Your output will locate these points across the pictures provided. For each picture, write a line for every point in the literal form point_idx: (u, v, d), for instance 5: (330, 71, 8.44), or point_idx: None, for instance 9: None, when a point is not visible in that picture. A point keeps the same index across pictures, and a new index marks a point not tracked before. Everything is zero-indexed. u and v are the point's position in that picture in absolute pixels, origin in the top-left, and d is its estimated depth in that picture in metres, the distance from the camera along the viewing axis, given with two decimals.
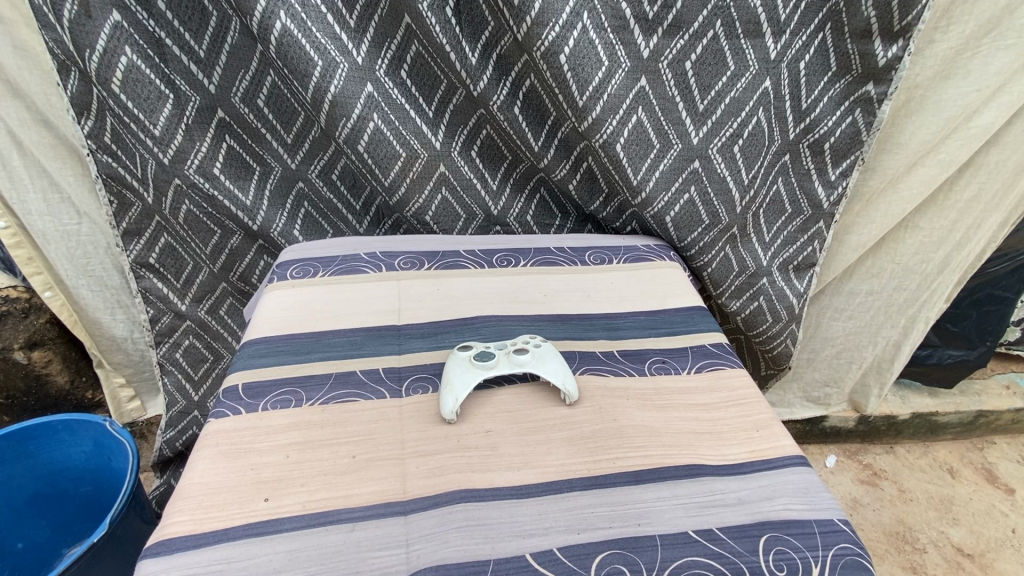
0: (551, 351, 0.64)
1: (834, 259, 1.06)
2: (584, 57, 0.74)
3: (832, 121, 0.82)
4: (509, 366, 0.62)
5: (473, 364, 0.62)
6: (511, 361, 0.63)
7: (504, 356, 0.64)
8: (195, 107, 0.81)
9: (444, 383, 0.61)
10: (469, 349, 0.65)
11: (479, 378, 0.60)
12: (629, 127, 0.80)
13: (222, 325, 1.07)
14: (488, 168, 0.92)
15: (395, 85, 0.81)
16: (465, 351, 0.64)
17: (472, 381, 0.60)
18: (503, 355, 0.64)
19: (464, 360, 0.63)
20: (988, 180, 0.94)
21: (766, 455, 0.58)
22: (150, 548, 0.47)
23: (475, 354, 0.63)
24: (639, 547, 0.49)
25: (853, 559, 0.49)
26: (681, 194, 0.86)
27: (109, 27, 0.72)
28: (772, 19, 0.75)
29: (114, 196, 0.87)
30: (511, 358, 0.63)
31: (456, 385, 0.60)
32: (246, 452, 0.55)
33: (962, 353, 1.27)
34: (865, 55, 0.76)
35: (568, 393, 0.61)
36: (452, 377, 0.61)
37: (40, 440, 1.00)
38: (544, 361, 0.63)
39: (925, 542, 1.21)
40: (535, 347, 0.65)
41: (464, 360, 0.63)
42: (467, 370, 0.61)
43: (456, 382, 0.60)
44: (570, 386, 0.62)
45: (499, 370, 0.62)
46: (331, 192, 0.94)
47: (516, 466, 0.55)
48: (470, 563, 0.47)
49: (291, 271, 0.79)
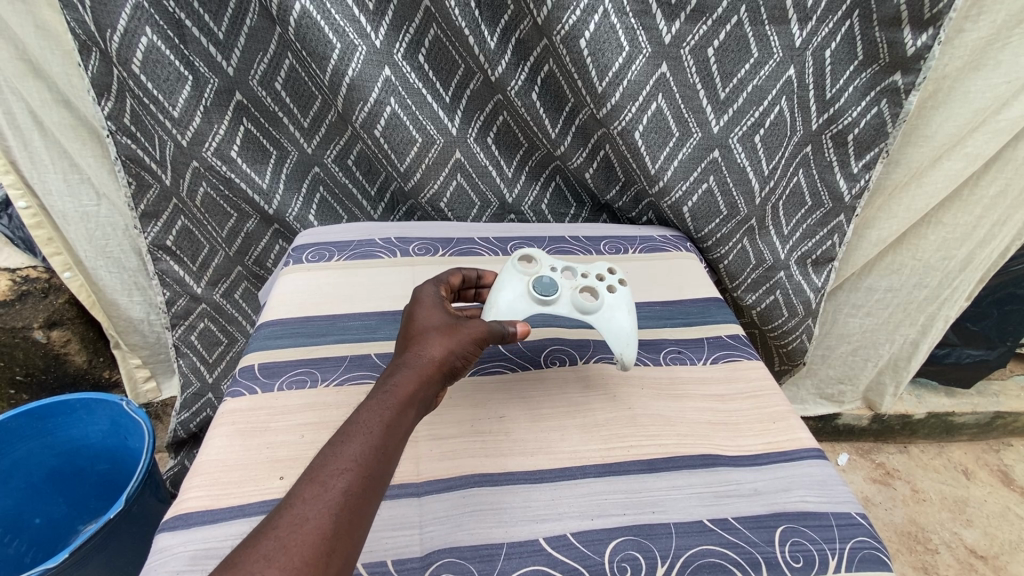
0: (618, 302, 0.64)
1: (853, 254, 1.04)
2: (604, 42, 0.73)
3: (857, 112, 0.80)
4: (567, 307, 0.63)
5: (530, 295, 0.62)
6: (573, 306, 0.63)
7: (565, 293, 0.63)
8: (213, 89, 0.81)
9: (500, 300, 0.62)
10: (530, 273, 0.64)
11: (529, 311, 0.62)
12: (649, 115, 0.79)
13: (236, 308, 1.07)
14: (503, 155, 0.92)
15: (412, 69, 0.80)
16: (524, 273, 0.64)
17: (519, 313, 0.61)
18: (566, 290, 0.63)
19: (522, 285, 0.63)
20: (1015, 176, 0.92)
21: (783, 447, 0.57)
22: (167, 522, 0.48)
23: (538, 282, 0.63)
24: (653, 535, 0.49)
25: (870, 553, 0.48)
26: (699, 184, 0.85)
27: (130, 7, 0.72)
28: (798, 5, 0.73)
29: (132, 177, 0.88)
30: (575, 302, 0.63)
31: (501, 307, 0.61)
32: (261, 431, 0.55)
33: (982, 353, 1.25)
34: (893, 44, 0.74)
35: (621, 360, 0.62)
36: (502, 298, 0.62)
37: (59, 418, 1.01)
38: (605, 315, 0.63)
39: (938, 542, 1.20)
40: (603, 293, 0.64)
41: (522, 285, 0.63)
42: (520, 298, 0.62)
43: (502, 306, 0.62)
44: (626, 354, 0.62)
45: (555, 310, 0.63)
46: (345, 177, 0.94)
47: (530, 452, 0.55)
48: (482, 546, 0.48)
49: (306, 254, 0.80)
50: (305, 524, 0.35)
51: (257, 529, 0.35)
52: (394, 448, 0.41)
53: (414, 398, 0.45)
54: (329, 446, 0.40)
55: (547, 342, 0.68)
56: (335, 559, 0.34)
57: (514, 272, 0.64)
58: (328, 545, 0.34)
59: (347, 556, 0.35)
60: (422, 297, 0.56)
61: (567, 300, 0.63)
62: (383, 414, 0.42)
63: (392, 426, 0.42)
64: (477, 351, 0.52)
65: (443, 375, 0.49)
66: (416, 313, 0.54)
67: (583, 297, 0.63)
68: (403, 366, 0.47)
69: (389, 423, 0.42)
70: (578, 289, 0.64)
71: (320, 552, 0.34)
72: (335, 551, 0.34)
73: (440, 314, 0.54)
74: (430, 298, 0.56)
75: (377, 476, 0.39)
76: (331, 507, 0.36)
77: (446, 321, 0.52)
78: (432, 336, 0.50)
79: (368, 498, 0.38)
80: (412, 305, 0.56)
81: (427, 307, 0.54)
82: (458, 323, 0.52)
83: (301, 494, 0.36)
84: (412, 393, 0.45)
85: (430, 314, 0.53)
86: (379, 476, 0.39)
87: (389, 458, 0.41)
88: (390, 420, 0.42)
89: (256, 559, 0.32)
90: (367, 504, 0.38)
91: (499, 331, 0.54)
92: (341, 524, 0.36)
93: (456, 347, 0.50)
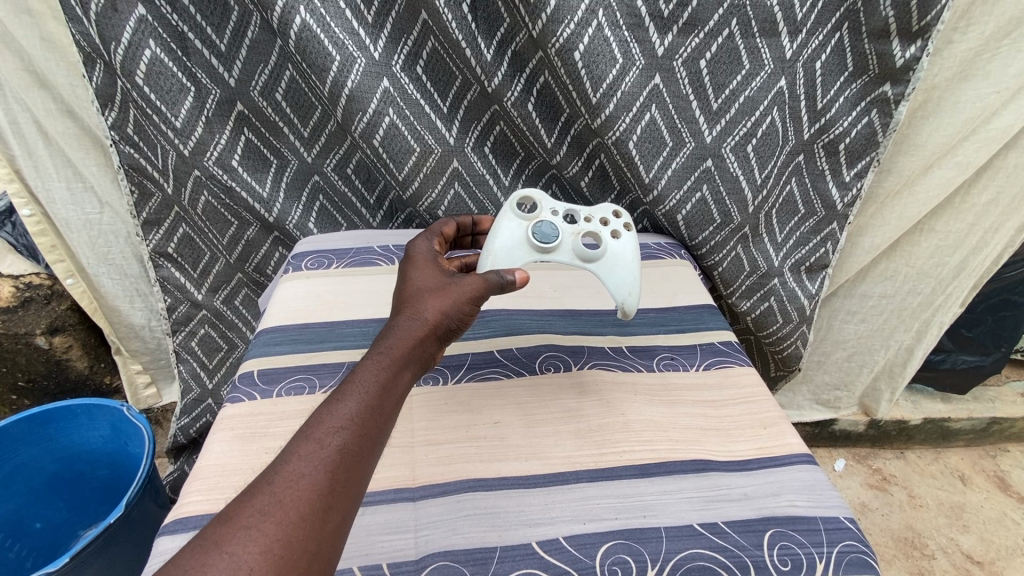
0: (616, 246, 0.69)
1: (847, 261, 1.05)
2: (598, 54, 0.74)
3: (848, 122, 0.81)
4: (566, 253, 0.69)
5: (530, 243, 0.67)
6: (575, 257, 0.69)
7: (565, 240, 0.68)
8: (215, 99, 0.82)
9: (502, 250, 0.67)
10: (531, 218, 0.69)
11: (527, 257, 0.68)
12: (642, 125, 0.81)
13: (236, 315, 1.08)
14: (501, 164, 0.93)
15: (410, 81, 0.82)
16: (525, 218, 0.68)
17: (517, 260, 0.67)
18: (566, 237, 0.68)
19: (522, 231, 0.68)
20: (1006, 184, 0.94)
21: (774, 452, 0.58)
22: (167, 526, 0.49)
23: (538, 230, 0.67)
24: (643, 539, 0.50)
25: (857, 557, 0.49)
26: (693, 193, 0.87)
27: (134, 20, 0.74)
28: (788, 18, 0.75)
29: (135, 186, 0.89)
30: (575, 253, 0.68)
31: (500, 255, 0.67)
32: (261, 436, 0.57)
33: (976, 359, 1.26)
34: (882, 56, 0.75)
35: (622, 310, 0.69)
36: (501, 245, 0.67)
37: (60, 423, 1.02)
38: (603, 259, 0.69)
39: (934, 548, 1.20)
40: (604, 239, 0.69)
41: (522, 231, 0.68)
42: (519, 245, 0.67)
43: (500, 253, 0.67)
44: (627, 304, 0.69)
45: (555, 259, 0.69)
46: (345, 185, 0.95)
47: (524, 457, 0.56)
48: (476, 549, 0.49)
49: (306, 262, 0.81)
50: (300, 481, 0.37)
51: (255, 484, 0.37)
52: (388, 407, 0.44)
53: (409, 358, 0.47)
54: (325, 405, 0.42)
55: (542, 348, 0.69)
56: (331, 516, 0.37)
57: (516, 218, 0.68)
58: (324, 502, 0.37)
59: (343, 512, 0.38)
60: (421, 259, 0.58)
61: (568, 249, 0.69)
62: (378, 375, 0.44)
63: (385, 388, 0.44)
64: (476, 307, 0.53)
65: (439, 334, 0.50)
66: (414, 275, 0.56)
67: (585, 250, 0.68)
68: (397, 328, 0.49)
69: (383, 384, 0.44)
70: (579, 236, 0.69)
71: (315, 507, 0.36)
72: (331, 507, 0.37)
73: (437, 275, 0.55)
74: (428, 259, 0.58)
75: (372, 435, 0.41)
76: (327, 465, 0.38)
77: (442, 282, 0.54)
78: (426, 298, 0.52)
79: (363, 457, 0.40)
80: (411, 266, 0.58)
81: (423, 271, 0.56)
82: (453, 282, 0.53)
83: (297, 452, 0.39)
84: (406, 354, 0.47)
85: (427, 275, 0.55)
86: (374, 435, 0.41)
87: (384, 417, 0.43)
88: (384, 381, 0.44)
89: (253, 513, 0.35)
90: (363, 461, 0.40)
91: (497, 282, 0.53)
92: (334, 484, 0.38)
93: (449, 308, 0.51)
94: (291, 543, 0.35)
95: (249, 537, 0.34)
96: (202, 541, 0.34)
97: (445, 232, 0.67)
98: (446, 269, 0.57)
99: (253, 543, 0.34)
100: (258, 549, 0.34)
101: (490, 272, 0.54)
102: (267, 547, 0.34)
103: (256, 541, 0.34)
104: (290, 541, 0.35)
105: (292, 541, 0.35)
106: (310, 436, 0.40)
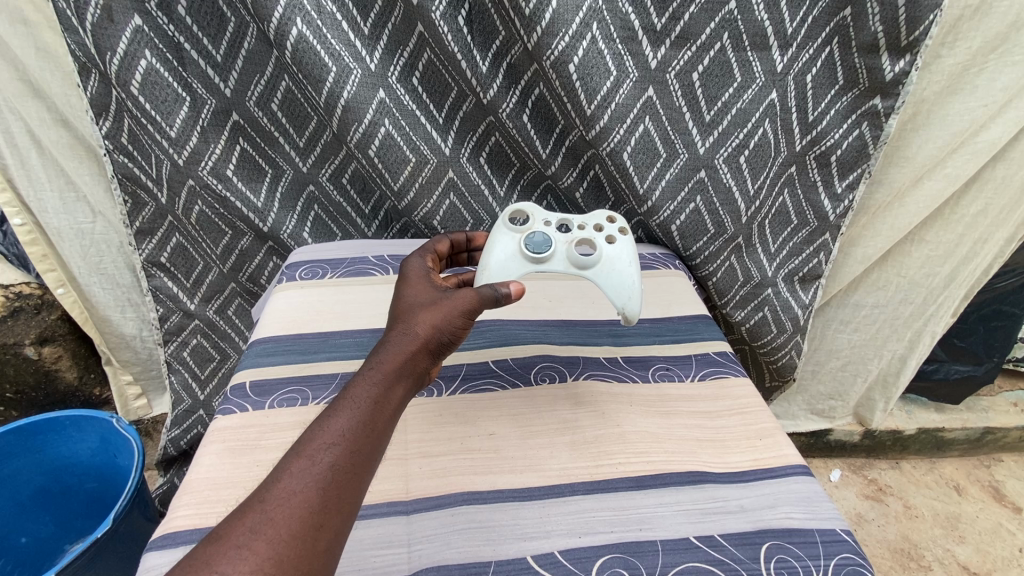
0: (611, 251, 0.69)
1: (839, 272, 1.05)
2: (592, 66, 0.75)
3: (838, 134, 0.82)
4: (560, 261, 0.68)
5: (523, 253, 0.67)
6: (572, 266, 0.68)
7: (559, 249, 0.68)
8: (211, 109, 0.82)
9: (495, 263, 0.67)
10: (523, 230, 0.69)
11: (523, 269, 0.68)
12: (636, 137, 0.81)
13: (229, 325, 1.07)
14: (496, 175, 0.94)
15: (406, 91, 0.82)
16: (517, 231, 0.69)
17: (512, 272, 0.67)
18: (559, 245, 0.68)
19: (514, 244, 0.68)
20: (994, 196, 0.95)
21: (769, 464, 0.58)
22: (155, 542, 0.48)
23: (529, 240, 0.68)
24: (640, 552, 0.49)
25: (855, 569, 0.49)
26: (686, 204, 0.87)
27: (130, 31, 0.73)
28: (778, 32, 0.75)
29: (129, 195, 0.89)
30: (573, 262, 0.68)
31: (494, 268, 0.67)
32: (252, 448, 0.56)
33: (970, 369, 1.26)
34: (871, 70, 0.75)
35: (627, 315, 0.68)
36: (495, 258, 0.67)
37: (48, 435, 1.01)
38: (598, 265, 0.68)
39: (931, 559, 1.20)
40: (598, 244, 0.69)
41: (514, 243, 0.68)
42: (512, 257, 0.68)
43: (495, 267, 0.67)
44: (630, 309, 0.68)
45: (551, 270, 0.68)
46: (341, 195, 0.95)
47: (519, 469, 0.56)
48: (470, 564, 0.48)
49: (300, 272, 0.80)
50: (292, 498, 0.36)
51: (246, 501, 0.37)
52: (381, 424, 0.43)
53: (402, 372, 0.47)
54: (316, 422, 0.41)
55: (538, 359, 0.69)
56: (323, 534, 0.36)
57: (508, 232, 0.69)
58: (315, 520, 0.36)
59: (335, 529, 0.37)
60: (412, 276, 0.58)
61: (564, 258, 0.68)
62: (370, 391, 0.44)
63: (378, 403, 0.44)
64: (468, 320, 0.53)
65: (432, 348, 0.50)
66: (407, 292, 0.56)
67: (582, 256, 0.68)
68: (389, 343, 0.48)
69: (376, 398, 0.44)
70: (572, 244, 0.68)
71: (307, 526, 0.36)
72: (322, 525, 0.36)
73: (430, 290, 0.55)
74: (421, 274, 0.58)
75: (364, 451, 0.41)
76: (318, 482, 0.38)
77: (434, 296, 0.54)
78: (418, 313, 0.51)
79: (355, 473, 0.39)
80: (404, 282, 0.58)
81: (416, 286, 0.56)
82: (446, 295, 0.53)
83: (289, 469, 0.38)
84: (399, 368, 0.47)
85: (419, 291, 0.55)
86: (366, 451, 0.41)
87: (377, 433, 0.42)
88: (377, 395, 0.44)
89: (243, 532, 0.34)
90: (356, 477, 0.39)
91: (492, 296, 0.53)
92: (325, 504, 0.37)
93: (443, 323, 0.51)
94: (282, 562, 0.34)
95: (240, 557, 0.33)
96: (191, 561, 0.33)
97: (439, 250, 0.68)
98: (439, 285, 0.57)
99: (243, 563, 0.33)
100: (248, 568, 0.33)
101: (484, 285, 0.54)
102: (257, 566, 0.33)
103: (246, 561, 0.33)
104: (281, 559, 0.34)
105: (283, 560, 0.34)
106: (301, 455, 0.39)
